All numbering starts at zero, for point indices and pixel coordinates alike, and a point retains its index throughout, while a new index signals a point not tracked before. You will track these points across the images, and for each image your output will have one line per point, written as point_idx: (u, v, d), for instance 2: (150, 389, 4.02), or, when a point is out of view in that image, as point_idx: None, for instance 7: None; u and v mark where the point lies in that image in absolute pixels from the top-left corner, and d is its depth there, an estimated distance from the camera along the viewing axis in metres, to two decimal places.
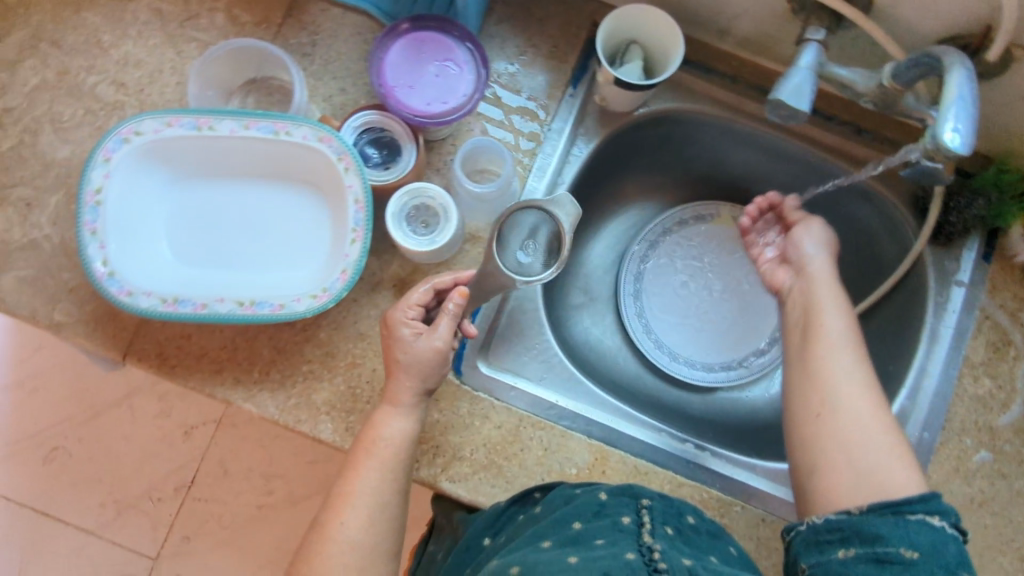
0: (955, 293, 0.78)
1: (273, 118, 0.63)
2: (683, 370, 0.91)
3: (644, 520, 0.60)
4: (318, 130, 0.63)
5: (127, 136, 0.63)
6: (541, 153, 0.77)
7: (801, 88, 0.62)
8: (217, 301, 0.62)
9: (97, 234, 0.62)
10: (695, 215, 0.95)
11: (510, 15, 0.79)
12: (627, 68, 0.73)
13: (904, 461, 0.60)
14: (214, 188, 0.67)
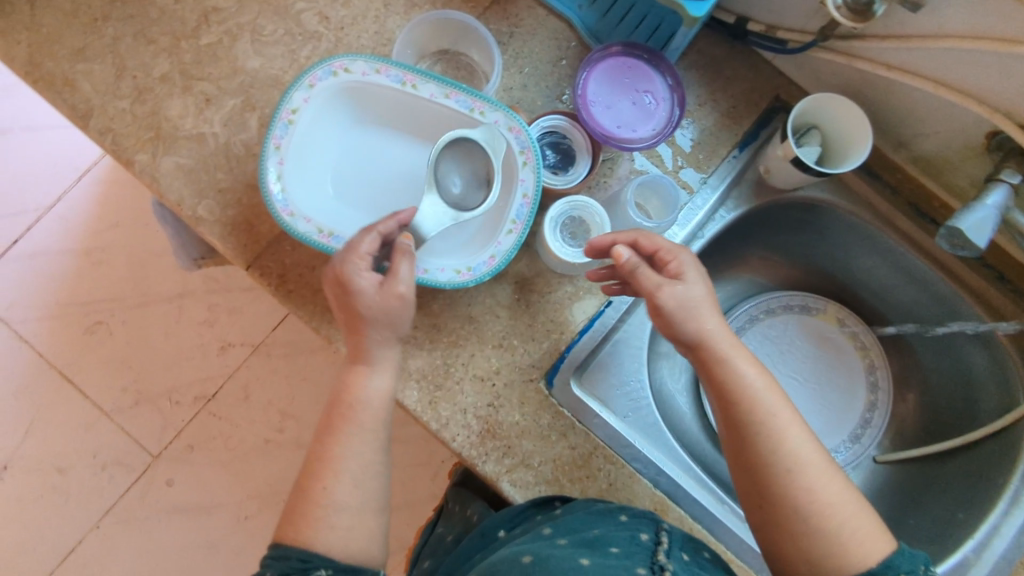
0: None
1: (474, 96, 0.68)
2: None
3: (662, 540, 0.63)
4: (511, 119, 0.68)
5: (337, 70, 0.67)
6: (692, 202, 0.78)
7: (982, 224, 0.64)
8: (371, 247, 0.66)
9: (280, 150, 0.66)
10: (801, 305, 0.95)
11: (700, 64, 0.80)
12: (806, 149, 0.74)
13: (873, 538, 0.57)
14: (389, 138, 0.72)
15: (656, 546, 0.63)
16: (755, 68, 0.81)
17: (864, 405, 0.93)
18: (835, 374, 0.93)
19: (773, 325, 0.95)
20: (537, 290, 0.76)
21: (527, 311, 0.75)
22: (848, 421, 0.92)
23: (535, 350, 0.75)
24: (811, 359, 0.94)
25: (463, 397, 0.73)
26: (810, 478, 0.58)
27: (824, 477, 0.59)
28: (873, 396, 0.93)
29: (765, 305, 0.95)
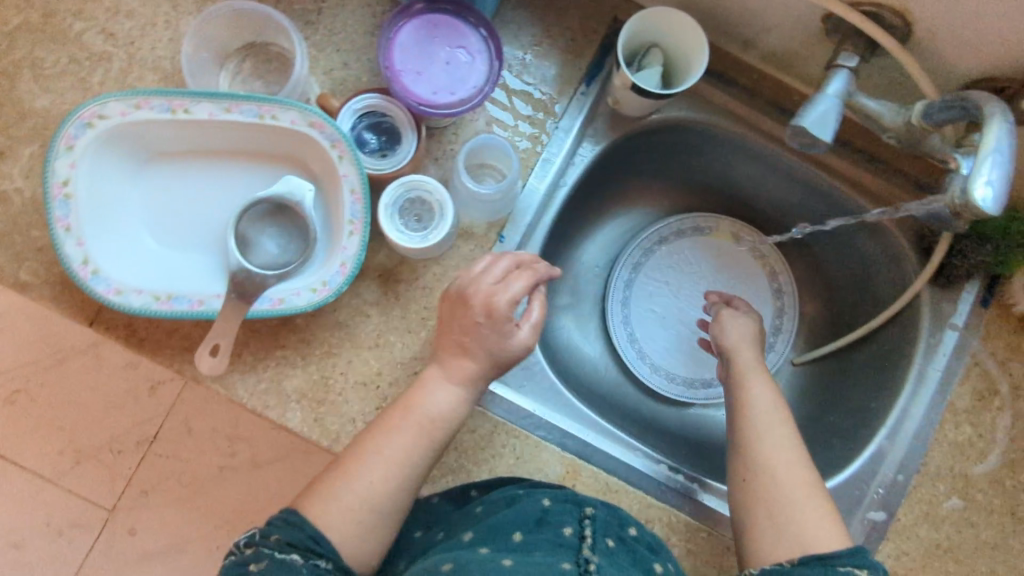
0: (948, 336, 0.77)
1: (255, 100, 0.61)
2: (663, 383, 0.90)
3: (586, 534, 0.61)
4: (308, 114, 0.60)
5: (91, 121, 0.61)
6: (545, 152, 0.74)
7: (826, 117, 0.59)
8: (213, 297, 0.62)
9: (71, 231, 0.61)
10: (693, 226, 0.93)
11: (527, 2, 0.76)
12: (647, 72, 0.70)
13: (832, 522, 0.61)
14: (192, 171, 0.66)
15: (580, 539, 0.61)
16: None
17: (772, 312, 0.92)
18: (738, 288, 0.92)
19: (667, 253, 0.93)
20: (404, 279, 0.72)
21: (398, 303, 0.72)
22: (759, 332, 0.91)
23: (412, 342, 0.72)
24: (711, 279, 0.92)
25: (351, 406, 0.71)
26: (775, 458, 0.65)
27: (786, 442, 0.67)
28: (779, 301, 0.92)
29: (658, 233, 0.93)
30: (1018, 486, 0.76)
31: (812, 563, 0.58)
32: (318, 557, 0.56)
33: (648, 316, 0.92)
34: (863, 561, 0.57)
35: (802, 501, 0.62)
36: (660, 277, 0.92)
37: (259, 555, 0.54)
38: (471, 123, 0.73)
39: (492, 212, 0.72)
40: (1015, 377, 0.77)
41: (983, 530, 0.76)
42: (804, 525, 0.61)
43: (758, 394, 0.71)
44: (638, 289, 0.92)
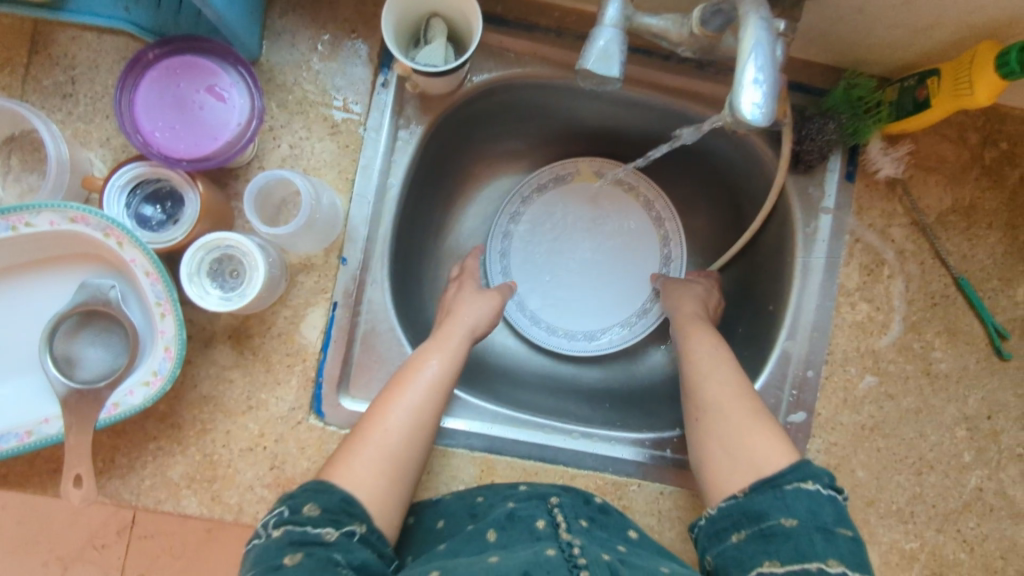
0: (823, 221, 0.75)
1: (3, 212, 0.56)
2: (565, 344, 0.86)
3: (559, 520, 0.60)
4: (65, 211, 0.56)
5: None
6: (362, 158, 0.70)
7: (608, 50, 0.54)
8: (43, 423, 0.57)
9: None
10: (554, 177, 0.87)
11: (294, 5, 0.70)
12: (430, 50, 0.64)
13: (770, 436, 0.62)
14: None
15: (554, 527, 0.59)
16: None
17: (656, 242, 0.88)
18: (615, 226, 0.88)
19: (534, 213, 0.88)
20: (256, 333, 0.69)
21: (259, 358, 0.69)
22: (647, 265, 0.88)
23: (286, 393, 0.69)
24: (586, 226, 0.88)
25: (244, 475, 0.68)
26: (720, 395, 0.66)
27: (730, 381, 0.67)
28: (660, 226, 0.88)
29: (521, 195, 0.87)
30: (927, 346, 0.76)
31: (762, 486, 0.58)
32: (351, 522, 0.57)
33: (534, 282, 0.88)
34: (806, 473, 0.58)
35: (749, 425, 0.63)
36: (538, 237, 0.87)
37: (293, 532, 0.54)
38: (276, 150, 0.69)
39: (320, 238, 0.68)
40: (897, 241, 0.75)
41: (904, 398, 0.76)
42: (750, 437, 0.62)
43: (695, 349, 0.71)
44: (517, 258, 0.87)
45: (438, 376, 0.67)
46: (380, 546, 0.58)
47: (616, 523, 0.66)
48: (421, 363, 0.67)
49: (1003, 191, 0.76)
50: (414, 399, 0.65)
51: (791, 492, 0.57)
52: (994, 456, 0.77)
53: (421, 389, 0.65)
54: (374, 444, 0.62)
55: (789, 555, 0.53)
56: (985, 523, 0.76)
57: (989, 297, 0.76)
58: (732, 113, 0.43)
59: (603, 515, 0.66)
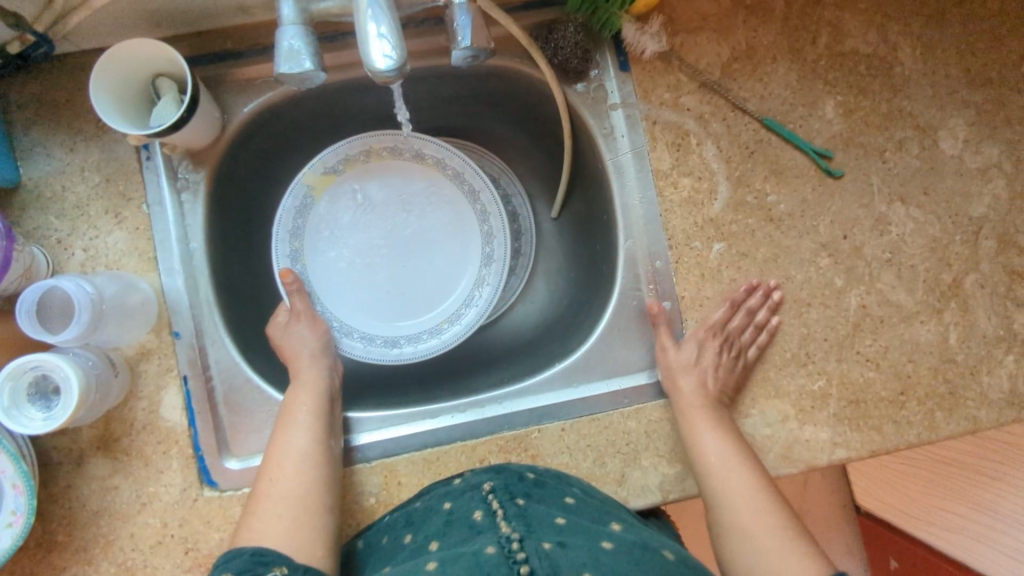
0: (616, 118, 0.76)
1: None
2: (436, 342, 0.81)
3: (496, 508, 0.60)
4: None
5: None
6: (156, 234, 0.70)
7: (294, 48, 0.55)
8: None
9: None
10: (297, 209, 0.79)
11: (35, 117, 0.70)
12: (161, 107, 0.64)
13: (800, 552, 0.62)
14: None
15: (493, 517, 0.59)
16: (83, 70, 0.70)
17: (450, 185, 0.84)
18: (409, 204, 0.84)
19: (328, 227, 0.82)
20: (122, 434, 0.69)
21: (133, 456, 0.69)
22: (466, 232, 0.85)
23: (173, 478, 0.69)
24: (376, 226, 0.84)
25: (164, 568, 0.68)
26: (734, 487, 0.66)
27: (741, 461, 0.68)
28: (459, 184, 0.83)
29: (297, 218, 0.79)
30: (760, 194, 0.76)
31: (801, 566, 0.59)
32: (269, 569, 0.55)
33: (374, 304, 0.83)
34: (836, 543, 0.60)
35: (778, 539, 0.63)
36: (340, 260, 0.82)
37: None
38: (72, 259, 0.69)
39: (139, 324, 0.68)
40: (693, 108, 0.76)
41: (758, 251, 0.76)
42: (782, 565, 0.61)
43: (734, 467, 0.67)
44: (340, 292, 0.82)
45: (310, 410, 0.68)
46: None
47: (552, 490, 0.65)
48: (294, 405, 0.69)
49: (774, 22, 0.76)
50: (297, 438, 0.66)
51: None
52: (864, 271, 0.77)
53: (301, 433, 0.66)
54: (272, 496, 0.63)
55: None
56: (881, 336, 0.77)
57: (800, 125, 0.76)
58: (370, 70, 0.43)
59: (538, 488, 0.65)
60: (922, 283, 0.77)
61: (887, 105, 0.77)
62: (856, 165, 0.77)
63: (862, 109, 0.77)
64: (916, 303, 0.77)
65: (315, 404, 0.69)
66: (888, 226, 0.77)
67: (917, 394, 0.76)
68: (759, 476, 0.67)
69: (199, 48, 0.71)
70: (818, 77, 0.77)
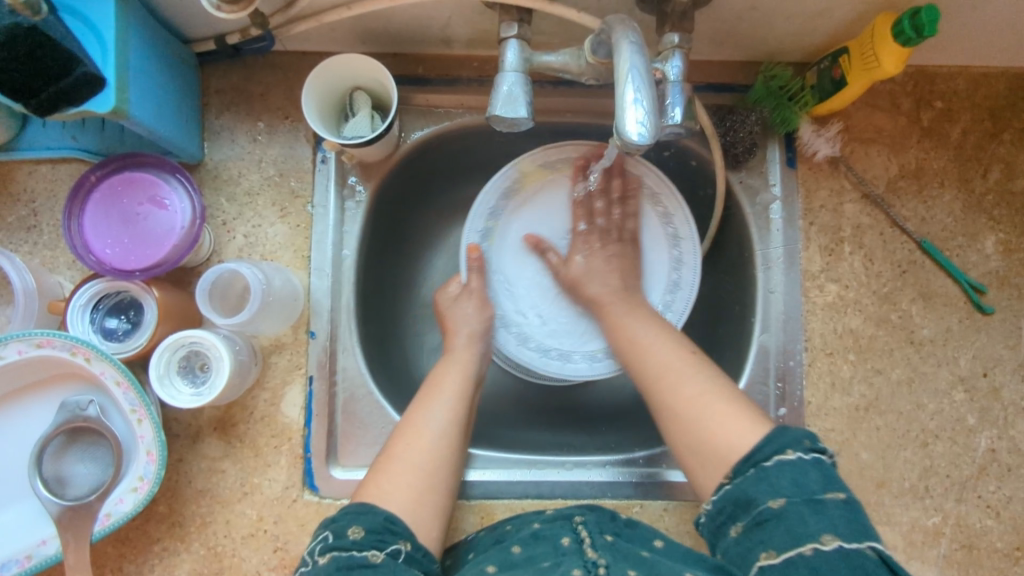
0: (773, 210, 0.75)
1: None
2: (584, 368, 0.77)
3: (584, 536, 0.62)
4: (31, 337, 0.59)
5: None
6: (314, 235, 0.72)
7: (512, 94, 0.56)
8: (40, 544, 0.59)
9: None
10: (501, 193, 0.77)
11: (228, 102, 0.73)
12: (356, 121, 0.67)
13: (740, 417, 0.60)
14: None
15: (580, 543, 0.61)
16: (282, 68, 0.73)
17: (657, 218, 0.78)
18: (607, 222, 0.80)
19: (524, 216, 0.79)
20: (240, 420, 0.70)
21: (246, 444, 0.70)
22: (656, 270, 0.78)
23: (278, 474, 0.70)
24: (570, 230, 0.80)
25: (250, 562, 0.68)
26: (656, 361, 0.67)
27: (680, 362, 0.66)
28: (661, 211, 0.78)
29: (500, 199, 0.78)
30: (906, 315, 0.75)
31: (744, 468, 0.56)
32: (395, 540, 0.58)
33: (535, 307, 0.79)
34: (783, 444, 0.55)
35: (705, 415, 0.61)
36: (522, 255, 0.80)
37: (339, 558, 0.55)
38: (233, 241, 0.72)
39: (285, 317, 0.70)
40: (853, 217, 0.75)
41: (893, 371, 0.74)
42: (715, 431, 0.60)
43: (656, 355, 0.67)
44: (510, 284, 0.79)
45: (457, 388, 0.69)
46: (427, 563, 0.59)
47: (640, 533, 0.65)
48: (439, 378, 0.70)
49: (948, 148, 0.76)
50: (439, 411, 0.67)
51: (773, 470, 0.54)
52: (999, 414, 0.74)
53: (443, 405, 0.67)
54: (404, 462, 0.63)
55: (785, 543, 0.51)
56: (1006, 486, 0.74)
57: (956, 254, 0.75)
58: (619, 136, 0.44)
59: (628, 527, 0.65)
60: None
61: None
62: (1008, 307, 0.75)
63: None
64: None
65: (463, 385, 0.69)
66: None
67: None
68: (690, 358, 0.66)
69: (392, 68, 0.74)
70: (983, 211, 0.76)
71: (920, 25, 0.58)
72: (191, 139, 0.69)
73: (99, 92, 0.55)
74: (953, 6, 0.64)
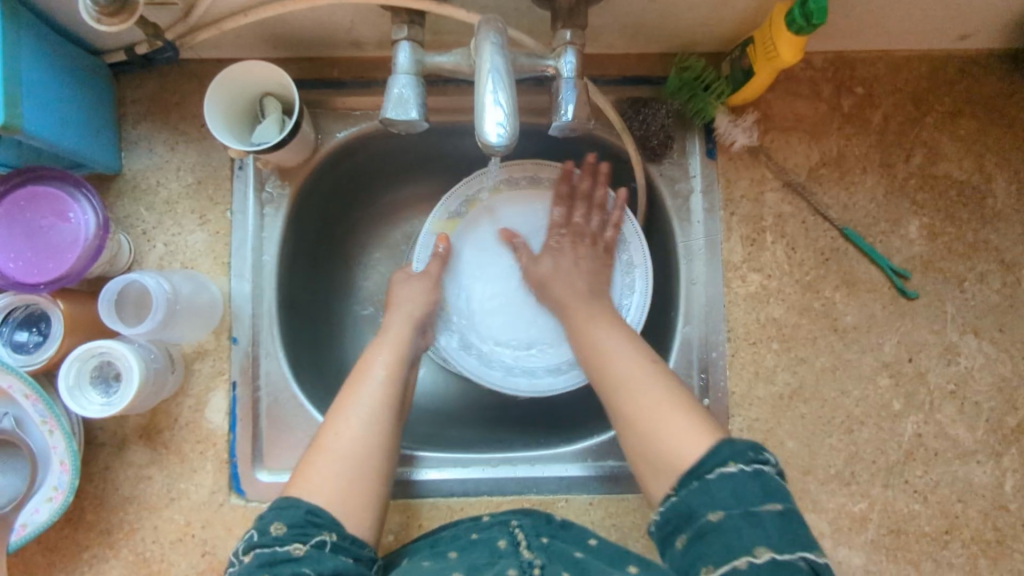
0: (694, 201, 0.75)
1: None
2: (549, 381, 0.76)
3: (518, 538, 0.62)
4: None
5: None
6: (234, 241, 0.73)
7: (403, 96, 0.56)
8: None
9: None
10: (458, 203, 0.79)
11: (144, 111, 0.73)
12: (264, 127, 0.67)
13: (687, 420, 0.58)
14: None
15: (515, 546, 0.62)
16: (197, 76, 0.74)
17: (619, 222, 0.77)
18: None
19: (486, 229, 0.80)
20: (165, 427, 0.71)
21: (171, 450, 0.71)
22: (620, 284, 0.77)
23: (204, 479, 0.70)
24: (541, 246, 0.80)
25: (179, 566, 0.69)
26: (627, 374, 0.62)
27: (647, 378, 0.61)
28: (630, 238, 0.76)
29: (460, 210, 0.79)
30: (829, 303, 0.75)
31: (689, 480, 0.54)
32: (319, 532, 0.57)
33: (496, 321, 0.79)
34: (727, 455, 0.54)
35: (676, 423, 0.58)
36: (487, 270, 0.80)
37: (261, 554, 0.55)
38: (153, 250, 0.72)
39: (202, 323, 0.71)
40: (774, 206, 0.75)
41: (818, 359, 0.74)
42: (673, 445, 0.57)
43: (639, 383, 0.61)
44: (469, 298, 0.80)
45: (387, 370, 0.66)
46: (356, 549, 0.58)
47: (576, 533, 0.65)
48: (370, 360, 0.67)
49: (870, 133, 0.76)
50: (366, 402, 0.63)
51: (716, 483, 0.53)
52: (925, 399, 0.74)
53: (373, 384, 0.65)
54: (332, 451, 0.61)
55: (721, 554, 0.50)
56: (933, 470, 0.74)
57: (880, 240, 0.75)
58: (481, 139, 0.45)
59: (563, 530, 0.65)
60: (984, 422, 0.74)
61: (974, 235, 0.75)
62: (933, 291, 0.75)
63: (948, 235, 0.75)
64: (975, 442, 0.74)
65: (393, 365, 0.67)
66: (957, 357, 0.75)
67: (962, 535, 0.73)
68: (650, 366, 0.62)
69: (308, 73, 0.74)
70: (906, 195, 0.75)
71: (810, 14, 0.58)
72: (105, 151, 0.70)
73: None
74: None
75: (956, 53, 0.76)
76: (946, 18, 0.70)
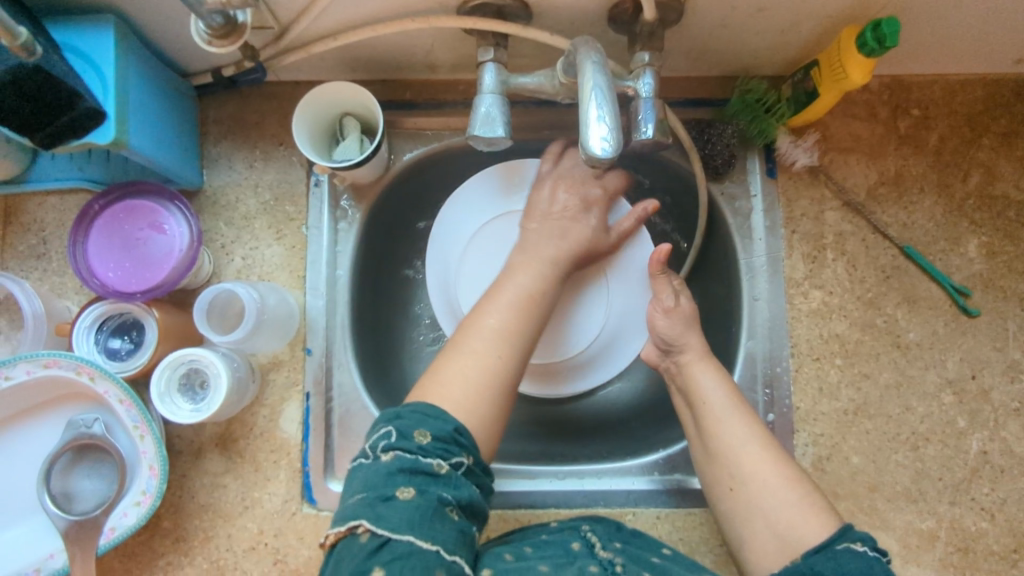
0: (756, 219, 0.77)
1: None
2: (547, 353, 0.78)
3: (595, 541, 0.63)
4: (38, 358, 0.62)
5: None
6: (309, 256, 0.75)
7: (490, 114, 0.59)
8: (48, 559, 0.62)
9: None
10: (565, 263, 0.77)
11: (225, 131, 0.76)
12: (345, 145, 0.70)
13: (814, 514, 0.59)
14: None
15: (592, 547, 0.62)
16: (276, 98, 0.77)
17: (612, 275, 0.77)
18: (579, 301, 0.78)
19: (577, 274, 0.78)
20: (240, 436, 0.72)
21: (246, 458, 0.72)
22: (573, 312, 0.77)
23: (277, 488, 0.72)
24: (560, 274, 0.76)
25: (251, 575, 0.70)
26: (736, 438, 0.64)
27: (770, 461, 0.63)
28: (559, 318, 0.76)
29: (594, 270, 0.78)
30: (890, 319, 0.76)
31: (813, 551, 0.56)
32: (460, 453, 0.56)
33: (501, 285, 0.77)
34: (853, 535, 0.57)
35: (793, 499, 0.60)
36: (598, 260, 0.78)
37: (405, 459, 0.53)
38: (231, 264, 0.75)
39: (280, 335, 0.73)
40: (834, 224, 0.77)
41: (881, 375, 0.75)
42: (802, 526, 0.59)
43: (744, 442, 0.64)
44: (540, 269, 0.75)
45: (519, 293, 0.67)
46: (481, 476, 0.58)
47: (649, 542, 0.66)
48: (502, 285, 0.68)
49: (927, 155, 0.77)
50: (505, 309, 0.65)
51: (841, 551, 0.55)
52: (989, 416, 0.75)
53: (508, 301, 0.66)
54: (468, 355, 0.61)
55: None
56: (999, 487, 0.74)
57: (940, 258, 0.76)
58: (585, 151, 0.47)
59: (637, 539, 0.66)
60: None
61: None
62: (994, 308, 0.76)
63: (1007, 254, 0.76)
64: None
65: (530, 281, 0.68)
66: (1020, 375, 0.75)
67: None
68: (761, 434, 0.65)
69: (382, 94, 0.77)
70: (964, 215, 0.77)
71: (882, 37, 0.60)
72: (191, 167, 0.73)
73: (100, 124, 0.58)
74: (917, 19, 0.66)
75: (1011, 77, 0.78)
76: (1004, 42, 0.72)
